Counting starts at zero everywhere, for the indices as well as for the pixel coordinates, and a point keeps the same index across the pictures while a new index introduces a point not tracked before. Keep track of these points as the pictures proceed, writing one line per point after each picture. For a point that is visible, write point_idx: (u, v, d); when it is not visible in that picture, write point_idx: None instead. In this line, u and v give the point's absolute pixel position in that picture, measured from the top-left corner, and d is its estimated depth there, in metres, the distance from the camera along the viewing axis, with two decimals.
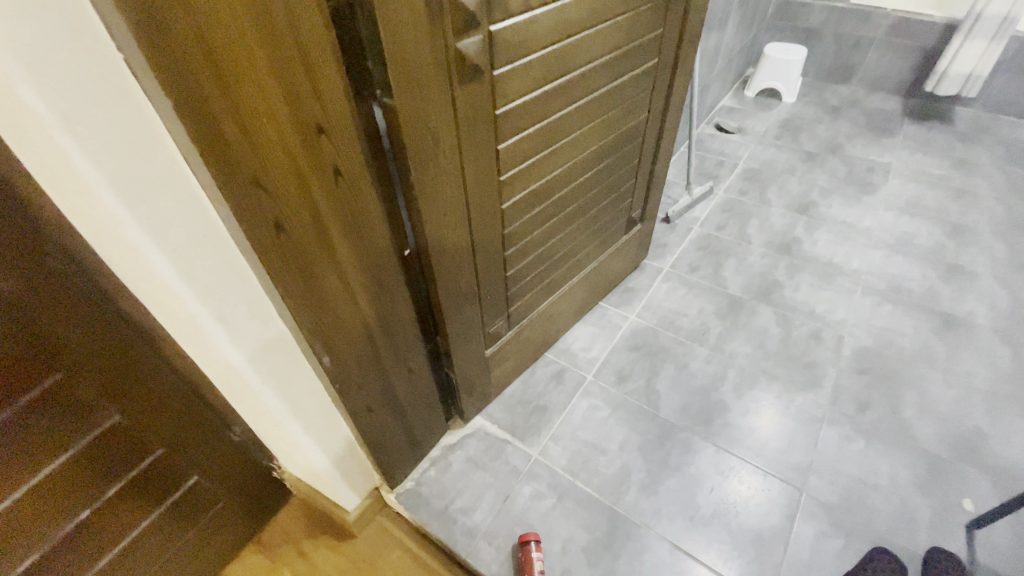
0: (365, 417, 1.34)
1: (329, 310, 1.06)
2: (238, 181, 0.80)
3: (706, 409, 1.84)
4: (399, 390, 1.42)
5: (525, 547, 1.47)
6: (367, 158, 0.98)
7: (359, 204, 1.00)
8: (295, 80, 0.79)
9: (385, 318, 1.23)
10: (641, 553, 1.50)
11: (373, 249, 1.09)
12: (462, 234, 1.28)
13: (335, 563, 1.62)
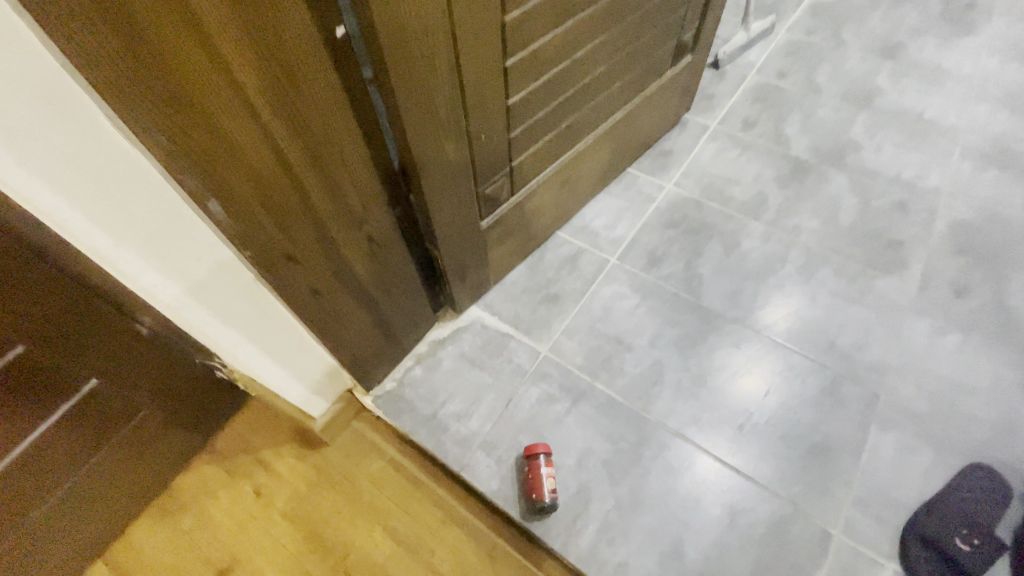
0: (308, 304, 0.95)
1: (194, 114, 0.61)
2: (203, 176, 0.67)
3: (761, 297, 1.46)
4: (356, 264, 1.00)
5: (533, 462, 1.17)
6: (347, 103, 0.78)
7: (338, 154, 0.81)
8: (253, 29, 0.61)
9: (313, 149, 0.77)
10: (677, 468, 1.20)
11: (352, 197, 0.89)
12: (436, 9, 0.78)
13: (303, 475, 1.36)
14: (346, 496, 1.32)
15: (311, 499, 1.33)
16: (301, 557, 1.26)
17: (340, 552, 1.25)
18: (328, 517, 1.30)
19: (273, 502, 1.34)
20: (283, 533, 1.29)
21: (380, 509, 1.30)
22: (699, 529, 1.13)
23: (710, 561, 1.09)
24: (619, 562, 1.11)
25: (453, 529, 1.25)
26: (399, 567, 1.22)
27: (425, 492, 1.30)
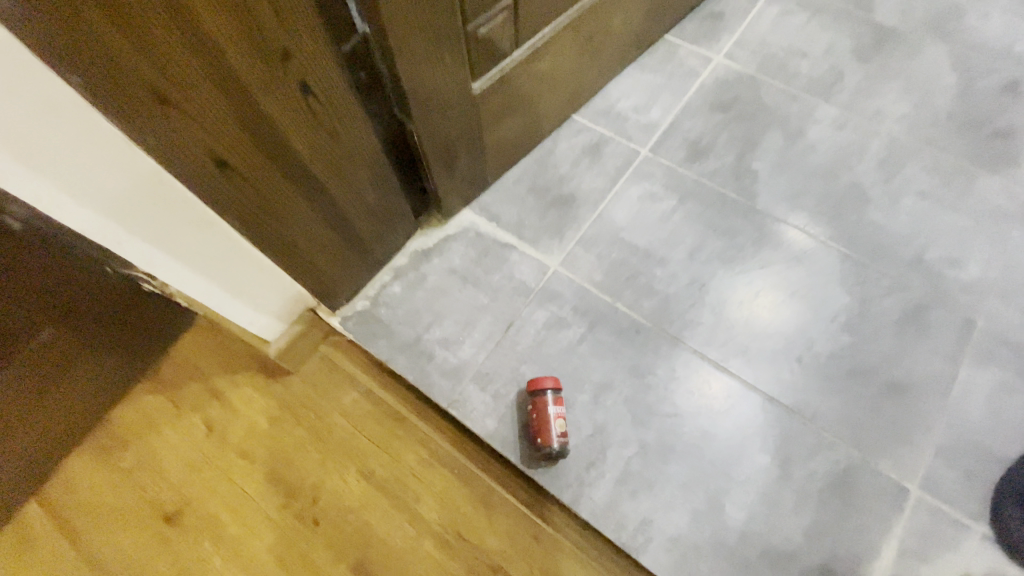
0: (209, 178, 0.65)
1: None
2: (117, 88, 0.51)
3: (828, 201, 1.15)
4: (279, 120, 0.67)
5: (538, 400, 0.93)
6: (318, 16, 0.63)
7: (309, 77, 0.67)
8: None
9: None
10: (718, 407, 0.96)
11: (327, 132, 0.75)
12: None
13: (264, 408, 1.14)
14: (313, 432, 1.11)
15: (273, 436, 1.12)
16: (262, 501, 1.06)
17: (306, 496, 1.06)
18: (292, 456, 1.09)
19: (228, 438, 1.13)
20: (240, 474, 1.09)
21: (353, 448, 1.09)
22: (743, 481, 0.90)
23: (757, 521, 0.87)
24: (643, 519, 0.88)
25: (440, 473, 1.04)
26: (376, 515, 1.03)
27: (406, 430, 1.09)
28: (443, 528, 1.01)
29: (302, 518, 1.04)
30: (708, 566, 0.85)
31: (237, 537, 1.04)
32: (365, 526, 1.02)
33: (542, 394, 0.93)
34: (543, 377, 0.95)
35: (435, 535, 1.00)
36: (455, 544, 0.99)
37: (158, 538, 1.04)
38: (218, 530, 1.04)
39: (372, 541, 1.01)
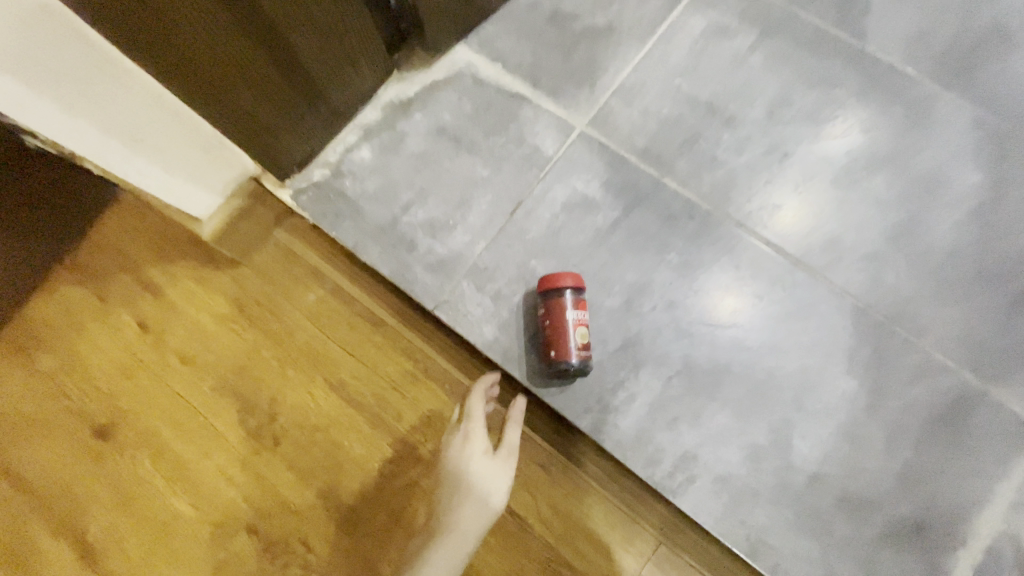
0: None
1: None
2: None
3: (967, 43, 0.82)
4: None
5: (551, 302, 0.68)
6: None
7: None
8: None
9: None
10: (791, 317, 0.72)
11: None
12: None
13: (210, 305, 0.92)
14: (269, 336, 0.89)
15: (220, 339, 0.90)
16: (211, 416, 0.86)
17: (263, 410, 0.85)
18: (244, 364, 0.88)
19: (167, 339, 0.91)
20: (183, 383, 0.89)
21: (318, 356, 0.86)
22: (818, 411, 0.68)
23: (834, 461, 0.67)
24: (684, 455, 0.67)
25: (427, 388, 0.84)
26: (350, 434, 0.83)
27: (384, 336, 0.86)
28: (430, 451, 0.82)
29: (259, 437, 0.84)
30: (766, 515, 0.65)
31: (183, 456, 0.85)
32: (335, 447, 0.83)
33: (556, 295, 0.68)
34: (560, 272, 0.70)
35: (421, 460, 0.82)
36: None
37: (91, 455, 0.87)
38: (160, 446, 0.86)
39: (344, 465, 0.82)
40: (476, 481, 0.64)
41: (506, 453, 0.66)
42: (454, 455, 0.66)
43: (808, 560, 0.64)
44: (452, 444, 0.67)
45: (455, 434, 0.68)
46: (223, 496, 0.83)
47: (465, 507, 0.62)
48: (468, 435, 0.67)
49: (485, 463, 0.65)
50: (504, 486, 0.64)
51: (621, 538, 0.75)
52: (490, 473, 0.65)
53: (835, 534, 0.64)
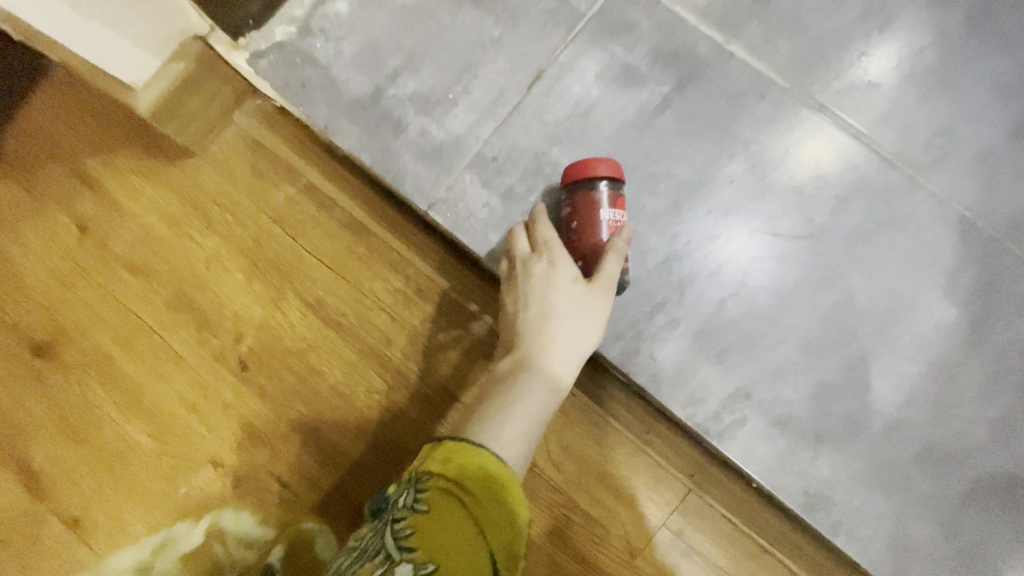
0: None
1: None
2: None
3: None
4: None
5: (577, 198, 0.53)
6: None
7: None
8: None
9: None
10: (877, 229, 0.57)
11: None
12: None
13: (163, 206, 0.76)
14: (232, 243, 0.74)
15: (174, 245, 0.75)
16: (168, 335, 0.73)
17: (227, 329, 0.72)
18: (204, 275, 0.74)
19: (111, 244, 0.76)
20: (132, 296, 0.75)
21: (290, 268, 0.72)
22: (902, 345, 0.55)
23: (916, 404, 0.54)
24: (734, 393, 0.54)
25: (420, 309, 0.70)
26: (329, 360, 0.70)
27: (369, 246, 0.71)
28: (425, 382, 0.70)
29: (224, 359, 0.72)
30: (829, 466, 0.53)
31: (135, 379, 0.73)
32: (312, 374, 0.70)
33: (587, 189, 0.52)
34: (592, 158, 0.53)
35: (412, 391, 0.70)
36: (439, 402, 0.69)
37: (29, 375, 0.74)
38: (109, 367, 0.74)
39: (322, 394, 0.70)
40: (569, 316, 0.49)
41: (607, 284, 0.50)
42: (533, 286, 0.50)
43: (876, 519, 0.53)
44: (532, 273, 0.51)
45: (537, 260, 0.52)
46: (183, 425, 0.71)
47: (554, 347, 0.48)
48: (555, 262, 0.51)
49: (578, 295, 0.50)
50: (596, 329, 0.50)
51: (643, 486, 0.65)
52: (586, 308, 0.49)
53: (913, 489, 0.53)
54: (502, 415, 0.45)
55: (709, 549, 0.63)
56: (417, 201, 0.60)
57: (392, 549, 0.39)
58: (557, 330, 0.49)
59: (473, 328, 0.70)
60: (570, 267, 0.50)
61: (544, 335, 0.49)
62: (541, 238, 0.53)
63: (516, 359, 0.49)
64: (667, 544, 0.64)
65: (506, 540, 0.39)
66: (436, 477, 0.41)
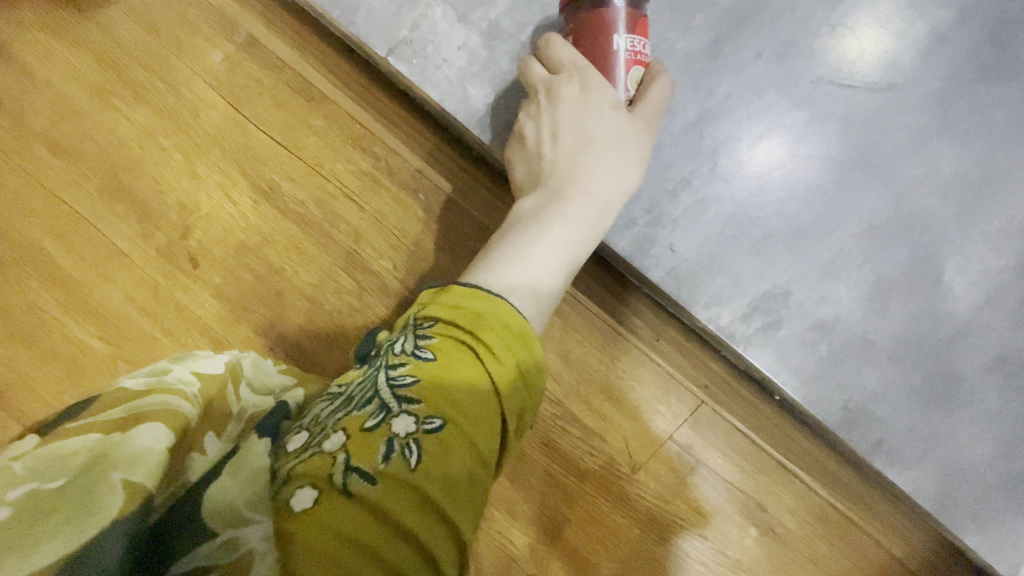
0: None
1: None
2: None
3: None
4: None
5: (580, 21, 0.40)
6: None
7: None
8: None
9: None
10: (982, 80, 0.43)
11: None
12: None
13: (79, 69, 0.63)
14: (166, 116, 0.61)
15: (99, 119, 0.62)
16: (104, 226, 0.63)
17: (171, 220, 0.62)
18: (137, 155, 0.62)
19: (24, 118, 0.63)
20: (59, 181, 0.63)
21: (237, 145, 0.60)
22: (992, 233, 0.43)
23: (998, 307, 0.44)
24: (770, 291, 0.44)
25: (392, 196, 0.59)
26: (290, 254, 0.60)
27: (330, 117, 0.59)
28: (401, 283, 0.60)
29: (171, 254, 0.62)
30: (879, 377, 0.44)
31: (75, 277, 0.64)
32: (272, 271, 0.61)
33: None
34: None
35: (386, 292, 0.60)
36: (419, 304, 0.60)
37: None
38: (43, 263, 0.64)
39: (286, 295, 0.61)
40: (608, 155, 0.41)
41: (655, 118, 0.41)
42: (566, 112, 0.41)
43: (928, 438, 0.45)
44: (559, 98, 0.41)
45: (565, 82, 0.41)
46: (136, 327, 0.63)
47: (587, 189, 0.41)
48: (590, 86, 0.40)
49: (620, 124, 0.41)
50: (638, 170, 0.42)
51: (649, 397, 0.57)
52: (629, 145, 0.41)
53: (976, 405, 0.44)
54: (524, 264, 0.39)
55: (719, 463, 0.57)
56: (377, 45, 0.47)
57: (389, 397, 0.32)
58: (593, 171, 0.41)
59: (456, 219, 0.59)
60: (611, 91, 0.40)
61: (578, 176, 0.41)
62: (567, 54, 0.41)
63: (543, 201, 0.41)
64: (673, 458, 0.57)
65: (517, 401, 0.35)
66: (445, 325, 0.35)
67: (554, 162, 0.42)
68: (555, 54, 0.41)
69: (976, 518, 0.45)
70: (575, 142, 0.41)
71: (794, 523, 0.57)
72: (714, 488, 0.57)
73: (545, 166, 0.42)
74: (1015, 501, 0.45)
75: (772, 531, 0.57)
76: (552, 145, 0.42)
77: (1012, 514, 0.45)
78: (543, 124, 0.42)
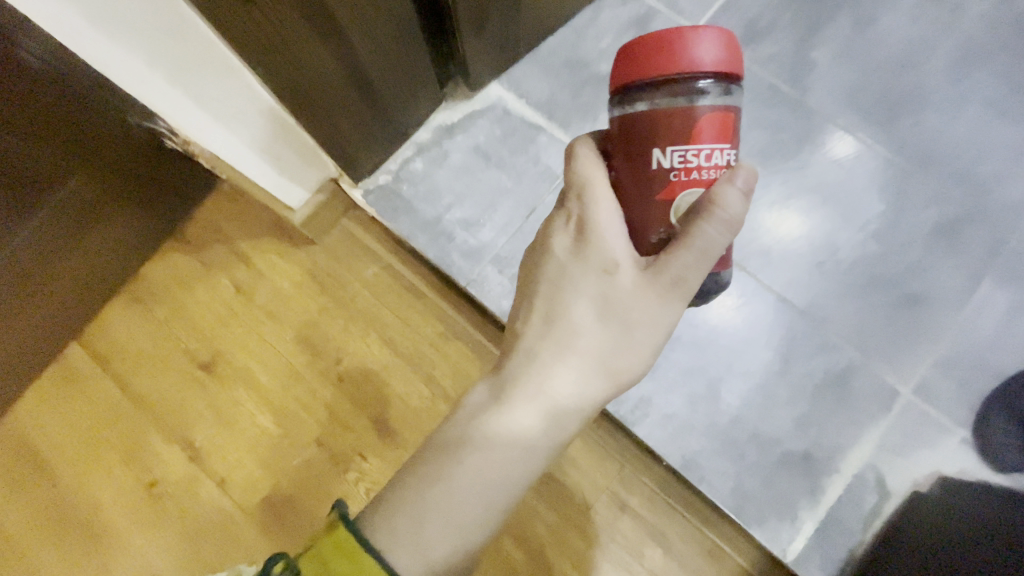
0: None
1: None
2: None
3: (887, 100, 1.09)
4: None
5: (628, 130, 0.54)
6: None
7: None
8: None
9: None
10: (730, 306, 0.98)
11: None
12: None
13: (289, 273, 1.18)
14: (335, 300, 1.15)
15: (297, 301, 1.16)
16: (293, 359, 1.14)
17: (332, 356, 1.13)
18: (317, 320, 1.15)
19: (256, 298, 1.18)
20: (270, 332, 1.16)
21: (374, 317, 1.13)
22: (741, 373, 0.96)
23: (748, 408, 0.94)
24: (641, 399, 0.96)
25: (455, 344, 1.10)
26: (397, 377, 1.10)
27: (425, 303, 1.12)
28: (456, 393, 1.08)
29: (328, 373, 1.12)
30: (698, 441, 0.94)
31: (270, 387, 1.13)
32: (386, 386, 1.10)
33: (655, 107, 0.52)
34: (688, 44, 0.50)
35: (448, 398, 1.08)
36: None
37: (197, 384, 1.15)
38: (253, 379, 1.14)
39: (393, 400, 1.09)
40: (576, 338, 0.60)
41: (668, 273, 0.56)
42: (554, 283, 0.62)
43: (725, 475, 0.93)
44: (560, 258, 0.62)
45: (562, 240, 0.62)
46: (303, 417, 1.11)
47: (558, 362, 0.60)
48: (578, 252, 0.60)
49: (592, 305, 0.60)
50: (605, 345, 0.60)
51: (594, 465, 0.96)
52: (597, 320, 0.60)
53: (746, 458, 0.93)
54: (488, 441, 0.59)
55: (638, 504, 0.95)
56: None
57: None
58: (562, 349, 0.60)
59: (488, 356, 1.09)
60: (615, 250, 0.58)
61: (553, 345, 0.61)
62: (580, 191, 0.60)
63: (515, 376, 0.61)
64: (609, 499, 0.95)
65: None
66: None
67: (532, 334, 0.62)
68: (576, 184, 0.61)
69: (757, 519, 0.91)
70: (555, 311, 0.61)
71: (686, 548, 0.92)
72: (636, 523, 0.94)
73: (525, 334, 0.62)
74: (775, 510, 0.90)
75: (672, 555, 0.93)
76: (537, 311, 0.62)
77: (774, 517, 0.90)
78: (540, 285, 0.63)
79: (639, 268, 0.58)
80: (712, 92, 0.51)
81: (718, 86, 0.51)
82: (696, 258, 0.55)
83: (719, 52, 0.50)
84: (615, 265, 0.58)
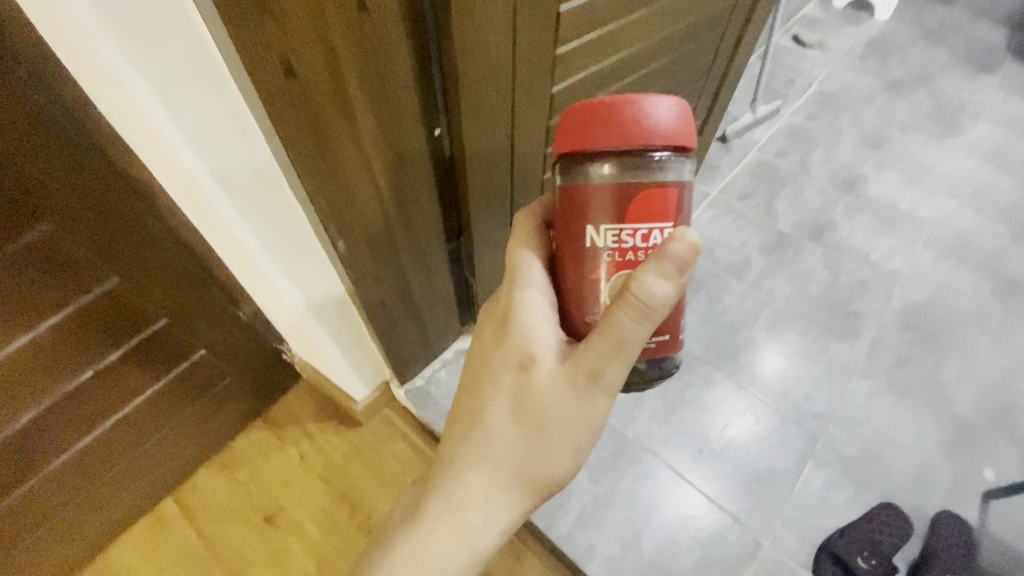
0: (277, 81, 0.71)
1: (349, 202, 0.96)
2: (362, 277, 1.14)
3: (736, 346, 1.76)
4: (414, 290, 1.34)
5: (575, 199, 0.66)
6: (442, 243, 1.30)
7: (431, 272, 1.34)
8: (407, 217, 1.13)
9: (393, 152, 0.96)
10: (646, 479, 1.48)
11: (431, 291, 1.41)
12: (503, 135, 1.11)
13: (340, 448, 1.65)
14: (372, 468, 1.61)
15: (344, 468, 1.62)
16: (335, 514, 1.54)
17: (364, 513, 1.54)
18: (357, 484, 1.58)
19: (313, 466, 1.63)
20: (320, 493, 1.58)
21: (399, 482, 1.58)
22: (654, 527, 1.41)
23: (660, 554, 1.37)
24: (587, 546, 1.38)
25: None
26: None
27: None
28: None
29: (360, 527, 1.51)
30: None
31: (314, 537, 1.51)
32: None
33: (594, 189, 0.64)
34: (641, 121, 0.61)
35: None
36: None
37: (258, 534, 1.52)
38: (301, 530, 1.52)
39: None
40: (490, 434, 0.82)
41: (584, 366, 0.71)
42: (484, 380, 0.83)
43: None
44: (490, 354, 0.83)
45: (492, 338, 0.84)
46: (336, 563, 1.47)
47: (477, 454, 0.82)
48: (504, 350, 0.81)
49: (507, 401, 0.80)
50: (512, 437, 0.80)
51: None
52: (508, 416, 0.80)
53: None
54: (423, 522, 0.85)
55: None
56: None
57: None
58: (481, 442, 0.82)
59: None
60: (534, 348, 0.77)
61: (473, 440, 0.83)
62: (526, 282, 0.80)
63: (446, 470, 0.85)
64: None
65: None
66: None
67: (462, 431, 0.84)
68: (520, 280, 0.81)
69: None
70: (479, 412, 0.82)
71: None
72: None
73: (457, 431, 0.85)
74: None
75: None
76: (468, 407, 0.84)
77: None
78: (475, 379, 0.85)
79: (551, 361, 0.76)
80: (666, 159, 0.63)
81: (670, 157, 0.63)
82: (614, 346, 0.68)
83: (671, 113, 0.62)
84: (530, 362, 0.77)
